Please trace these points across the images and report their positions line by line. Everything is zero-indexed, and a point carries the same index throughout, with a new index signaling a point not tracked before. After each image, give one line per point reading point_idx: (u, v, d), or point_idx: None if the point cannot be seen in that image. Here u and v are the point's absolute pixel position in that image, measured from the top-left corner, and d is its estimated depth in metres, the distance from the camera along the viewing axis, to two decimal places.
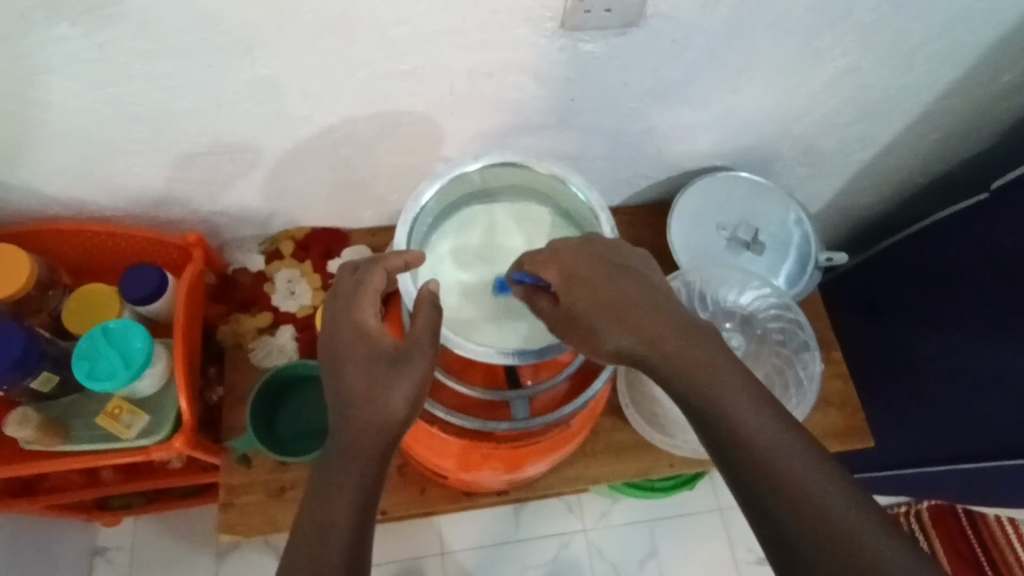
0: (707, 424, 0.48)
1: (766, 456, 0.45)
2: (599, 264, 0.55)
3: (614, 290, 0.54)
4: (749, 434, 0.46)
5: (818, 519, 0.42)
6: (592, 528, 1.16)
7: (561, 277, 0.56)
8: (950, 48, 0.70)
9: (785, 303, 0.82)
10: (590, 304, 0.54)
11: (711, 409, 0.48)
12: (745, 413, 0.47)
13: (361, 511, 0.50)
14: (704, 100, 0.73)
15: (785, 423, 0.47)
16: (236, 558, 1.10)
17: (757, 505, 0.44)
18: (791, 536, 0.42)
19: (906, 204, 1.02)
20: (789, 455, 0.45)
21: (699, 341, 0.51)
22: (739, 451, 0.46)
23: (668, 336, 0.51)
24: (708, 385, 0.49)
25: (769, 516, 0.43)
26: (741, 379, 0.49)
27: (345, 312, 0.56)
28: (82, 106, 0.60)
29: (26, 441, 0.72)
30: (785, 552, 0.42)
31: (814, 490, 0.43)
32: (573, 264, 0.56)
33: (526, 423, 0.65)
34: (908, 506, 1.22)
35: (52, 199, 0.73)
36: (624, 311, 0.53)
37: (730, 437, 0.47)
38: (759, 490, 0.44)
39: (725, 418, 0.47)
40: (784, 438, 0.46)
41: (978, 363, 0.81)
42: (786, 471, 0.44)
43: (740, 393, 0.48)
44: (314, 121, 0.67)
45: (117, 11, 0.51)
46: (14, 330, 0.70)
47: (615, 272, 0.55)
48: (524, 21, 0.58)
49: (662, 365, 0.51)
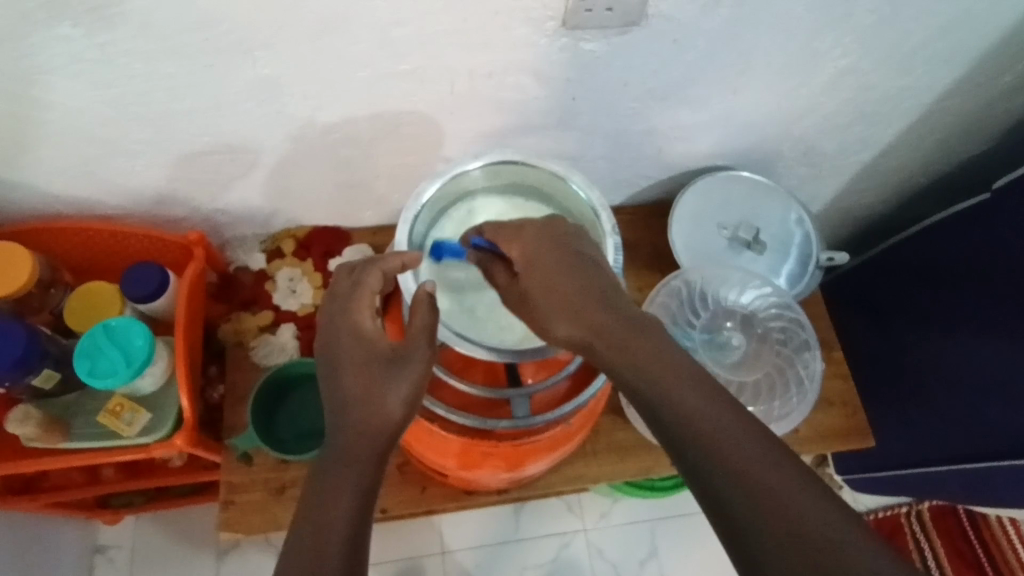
0: (664, 423, 0.48)
1: (722, 452, 0.44)
2: (557, 252, 0.56)
3: (568, 278, 0.54)
4: (703, 430, 0.46)
5: (775, 513, 0.41)
6: (592, 528, 1.16)
7: (521, 259, 0.56)
8: (950, 49, 0.70)
9: (787, 302, 0.82)
10: (541, 291, 0.54)
11: (667, 407, 0.48)
12: (699, 411, 0.46)
13: (359, 513, 0.49)
14: (705, 101, 0.73)
15: (739, 417, 0.46)
16: (236, 557, 1.10)
17: (715, 503, 0.44)
18: (748, 532, 0.42)
19: (907, 205, 1.02)
20: (744, 449, 0.44)
21: (652, 337, 0.51)
22: (697, 451, 0.45)
23: (621, 333, 0.52)
24: (663, 384, 0.48)
25: (728, 513, 0.43)
26: (694, 376, 0.49)
27: (341, 314, 0.56)
28: (85, 105, 0.61)
29: (28, 439, 0.73)
30: (744, 549, 0.42)
31: (770, 483, 0.42)
32: (534, 247, 0.56)
33: (526, 422, 0.64)
34: (910, 506, 1.22)
35: (54, 198, 0.73)
36: (577, 301, 0.53)
37: (687, 437, 0.46)
38: (716, 486, 0.44)
39: (681, 415, 0.47)
40: (741, 435, 0.45)
41: (978, 363, 0.81)
42: (741, 464, 0.43)
43: (693, 390, 0.48)
44: (315, 121, 0.68)
45: (119, 11, 0.51)
46: (16, 329, 0.70)
47: (572, 260, 0.55)
48: (524, 21, 0.58)
49: (619, 366, 0.51)
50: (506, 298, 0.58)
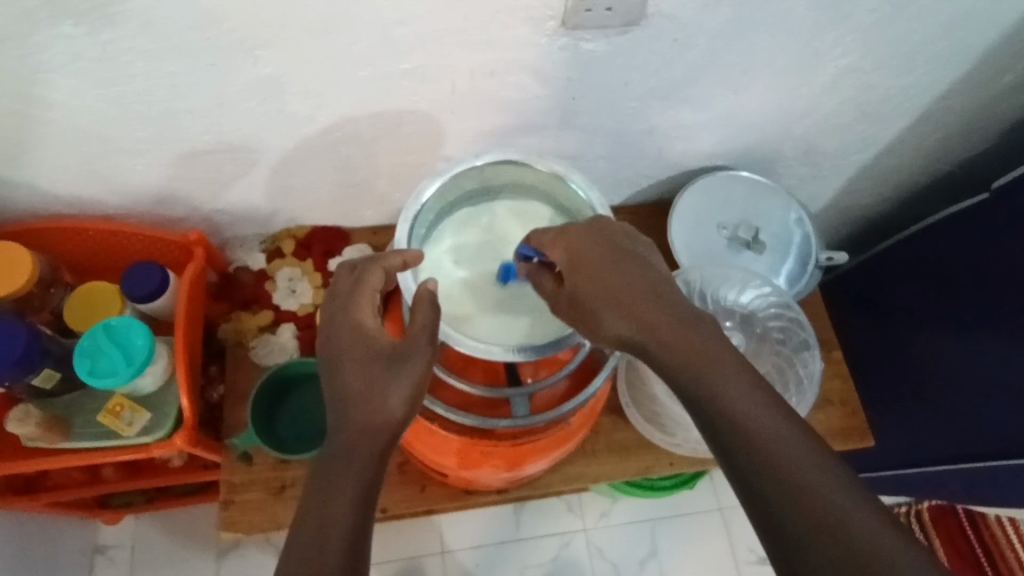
0: (704, 412, 0.48)
1: (762, 444, 0.45)
2: (601, 248, 0.56)
3: (616, 275, 0.54)
4: (744, 421, 0.46)
5: (812, 507, 0.42)
6: (592, 528, 1.16)
7: (566, 258, 0.56)
8: (951, 48, 0.70)
9: (786, 302, 0.82)
10: (590, 288, 0.54)
11: (709, 396, 0.48)
12: (742, 401, 0.47)
13: (361, 510, 0.49)
14: (705, 100, 0.73)
15: (782, 412, 0.46)
16: (236, 557, 1.10)
17: (752, 492, 0.44)
18: (781, 518, 0.42)
19: (907, 204, 1.02)
20: (778, 438, 0.45)
21: (699, 330, 0.51)
22: (733, 437, 0.46)
23: (667, 325, 0.52)
24: (705, 374, 0.49)
25: (764, 503, 0.43)
26: (738, 368, 0.49)
27: (343, 311, 0.56)
28: (85, 104, 0.61)
29: (28, 438, 0.73)
30: (779, 539, 0.42)
31: (808, 477, 0.43)
32: (579, 245, 0.56)
33: (526, 421, 0.64)
34: (909, 506, 1.22)
35: (55, 197, 0.73)
36: (625, 296, 0.53)
37: (724, 422, 0.46)
38: (753, 476, 0.44)
39: (722, 405, 0.47)
40: (778, 426, 0.45)
41: (979, 362, 0.81)
42: (781, 458, 0.44)
43: (737, 381, 0.48)
44: (316, 120, 0.68)
45: (120, 10, 0.51)
46: (17, 328, 0.70)
47: (618, 258, 0.55)
48: (526, 20, 0.58)
49: (661, 355, 0.51)
50: (556, 305, 0.58)
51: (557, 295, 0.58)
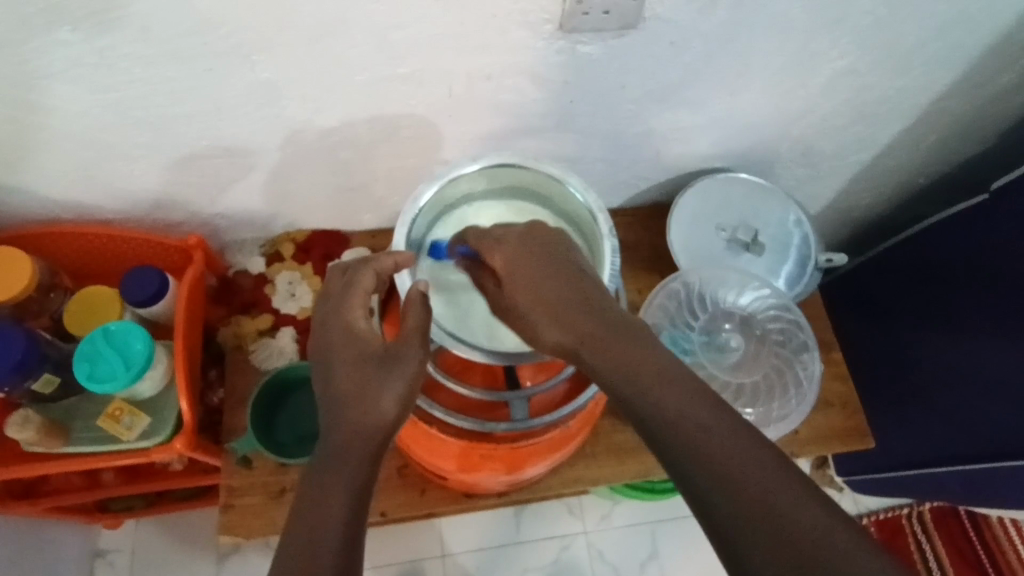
0: (648, 423, 0.48)
1: (708, 454, 0.44)
2: (537, 258, 0.58)
3: (548, 281, 0.57)
4: (688, 432, 0.45)
5: (756, 509, 0.41)
6: (593, 531, 1.16)
7: (502, 268, 0.59)
8: (948, 50, 0.70)
9: (785, 304, 0.82)
10: (522, 298, 0.57)
11: (652, 411, 0.48)
12: (685, 413, 0.46)
13: (355, 510, 0.49)
14: (703, 102, 0.73)
15: (726, 418, 0.46)
16: (237, 560, 1.10)
17: (702, 503, 0.43)
18: (727, 522, 0.42)
19: (906, 205, 1.02)
20: (720, 441, 0.44)
21: (639, 342, 0.52)
22: (677, 445, 0.46)
23: (604, 336, 0.53)
24: (648, 389, 0.48)
25: (716, 515, 0.42)
26: (680, 378, 0.49)
27: (336, 313, 0.57)
28: (84, 110, 0.61)
29: (27, 444, 0.72)
30: (726, 543, 0.41)
31: (749, 478, 0.42)
32: (512, 256, 0.59)
33: (525, 424, 0.65)
34: (910, 507, 1.21)
35: (53, 203, 0.73)
36: (558, 306, 0.55)
37: (667, 433, 0.46)
38: (703, 487, 0.43)
39: (665, 419, 0.47)
40: (720, 428, 0.45)
41: (979, 363, 0.81)
42: (727, 465, 0.43)
43: (679, 393, 0.48)
44: (314, 124, 0.68)
45: (119, 16, 0.51)
46: (16, 334, 0.70)
47: (550, 266, 0.57)
48: (522, 24, 0.58)
49: (603, 368, 0.52)
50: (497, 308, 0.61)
51: (498, 299, 0.61)
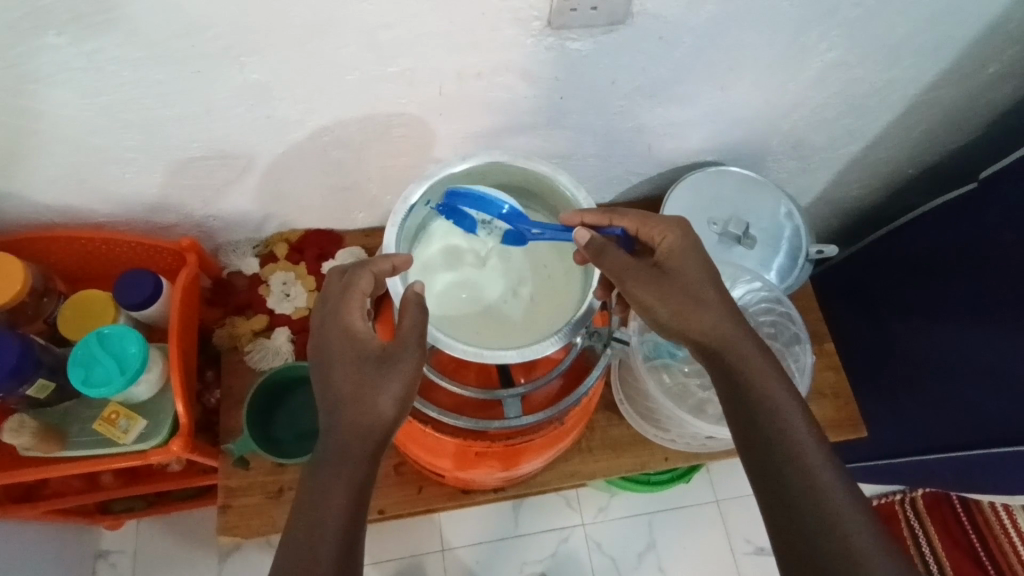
0: (743, 398, 0.55)
1: (791, 442, 0.52)
2: (704, 258, 0.59)
3: (708, 278, 0.58)
4: (791, 438, 0.53)
5: (822, 503, 0.50)
6: (591, 523, 1.17)
7: (671, 247, 0.59)
8: (936, 41, 0.70)
9: (777, 297, 0.83)
10: (687, 279, 0.58)
11: (763, 406, 0.54)
12: (800, 434, 0.53)
13: (352, 512, 0.51)
14: (693, 97, 0.73)
15: (834, 461, 0.52)
16: (238, 558, 1.11)
17: (787, 519, 0.50)
18: (795, 504, 0.50)
19: (897, 196, 1.03)
20: (802, 439, 0.53)
21: (774, 365, 0.56)
22: (767, 427, 0.53)
23: (744, 347, 0.56)
24: (756, 378, 0.55)
25: (785, 495, 0.51)
26: (804, 411, 0.54)
27: (333, 315, 0.56)
28: (75, 113, 0.61)
29: (24, 449, 0.72)
30: (788, 519, 0.50)
31: (822, 477, 0.51)
32: (685, 240, 0.59)
33: (519, 422, 0.65)
34: (904, 494, 1.23)
35: (46, 207, 0.73)
36: (713, 299, 0.57)
37: (761, 414, 0.54)
38: (781, 470, 0.52)
39: (764, 402, 0.54)
40: (804, 427, 0.53)
41: (970, 352, 0.82)
42: (806, 460, 0.52)
43: (802, 422, 0.54)
44: (305, 125, 0.68)
45: (105, 19, 0.51)
46: (11, 340, 0.70)
47: (707, 268, 0.59)
48: (511, 21, 0.58)
49: (733, 373, 0.56)
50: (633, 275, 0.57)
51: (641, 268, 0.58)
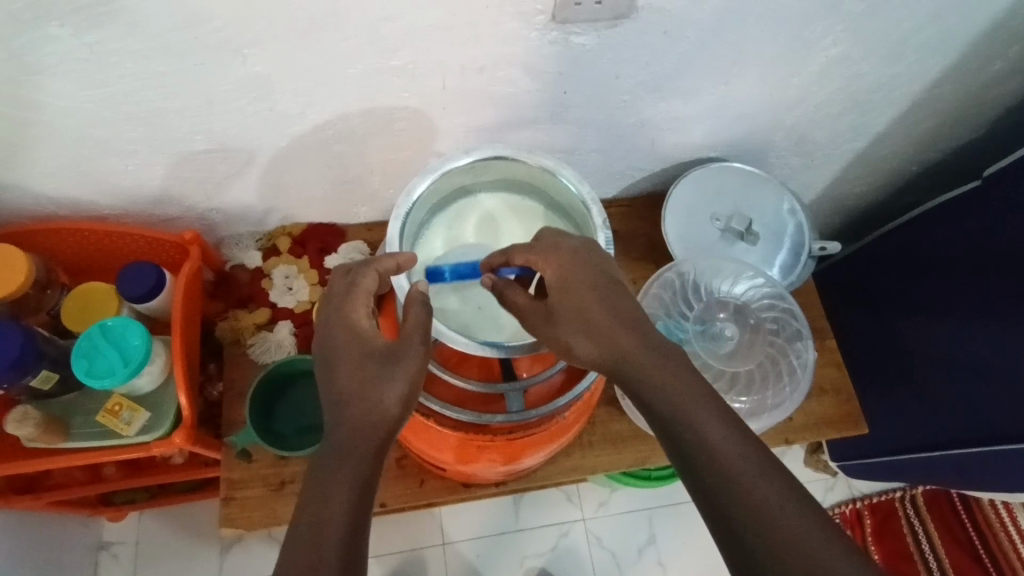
0: (658, 413, 0.50)
1: (716, 451, 0.47)
2: (593, 278, 0.55)
3: (601, 304, 0.54)
4: (712, 447, 0.47)
5: (760, 517, 0.44)
6: (591, 517, 1.17)
7: (555, 278, 0.55)
8: (941, 37, 0.70)
9: (780, 293, 0.83)
10: (571, 312, 0.54)
11: (677, 418, 0.49)
12: (721, 441, 0.48)
13: (356, 508, 0.50)
14: (697, 91, 0.73)
15: (765, 457, 0.47)
16: (239, 550, 1.11)
17: (732, 540, 0.45)
18: (737, 522, 0.45)
19: (900, 192, 1.02)
20: (726, 444, 0.47)
21: (684, 368, 0.52)
22: (689, 442, 0.48)
23: (647, 355, 0.52)
24: (667, 389, 0.50)
25: (723, 513, 0.45)
26: (723, 409, 0.49)
27: (339, 313, 0.56)
28: (77, 105, 0.61)
29: (27, 439, 0.72)
30: (734, 541, 0.44)
31: (756, 484, 0.45)
32: (569, 266, 0.56)
33: (521, 415, 0.66)
34: (903, 492, 1.24)
35: (49, 199, 0.73)
36: (606, 325, 0.53)
37: (680, 427, 0.49)
38: (712, 485, 0.46)
39: (682, 415, 0.49)
40: (728, 430, 0.48)
41: (973, 349, 0.82)
42: (737, 468, 0.46)
43: (722, 425, 0.48)
44: (307, 118, 0.68)
45: (106, 10, 0.51)
46: (13, 330, 0.70)
47: (601, 290, 0.55)
48: (514, 15, 0.58)
49: (641, 390, 0.51)
50: (527, 318, 0.57)
51: (531, 309, 0.57)
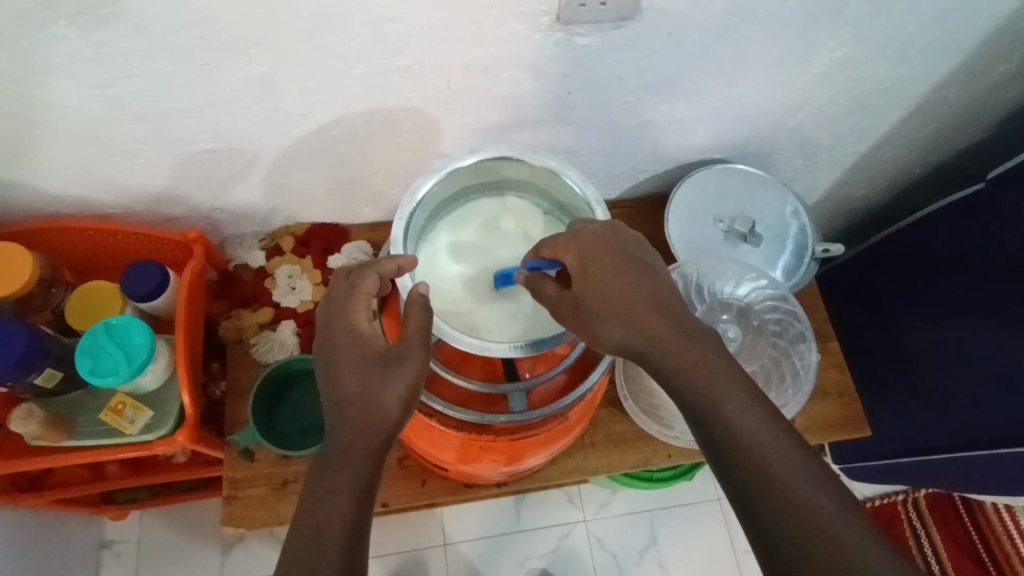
0: (689, 402, 0.50)
1: (747, 442, 0.47)
2: (615, 261, 0.55)
3: (624, 285, 0.54)
4: (742, 437, 0.48)
5: (791, 510, 0.45)
6: (592, 519, 1.17)
7: (577, 262, 0.56)
8: (945, 40, 0.70)
9: (783, 294, 0.83)
10: (595, 295, 0.54)
11: (708, 406, 0.49)
12: (752, 431, 0.48)
13: (357, 509, 0.50)
14: (700, 93, 0.73)
15: (796, 448, 0.47)
16: (241, 550, 1.11)
17: (761, 531, 0.45)
18: (767, 514, 0.45)
19: (903, 195, 1.02)
20: (758, 436, 0.48)
21: (714, 353, 0.52)
22: (719, 432, 0.48)
23: (676, 341, 0.52)
24: (698, 377, 0.50)
25: (753, 505, 0.46)
26: (754, 398, 0.50)
27: (340, 316, 0.56)
28: (83, 105, 0.61)
29: (31, 437, 0.73)
30: (763, 534, 0.45)
31: (787, 476, 0.46)
32: (591, 248, 0.56)
33: (525, 416, 0.66)
34: (907, 494, 1.22)
35: (53, 198, 0.74)
36: (630, 307, 0.53)
37: (710, 416, 0.49)
38: (742, 476, 0.47)
39: (714, 406, 0.49)
40: (760, 421, 0.48)
41: (977, 352, 0.82)
42: (768, 460, 0.47)
43: (754, 414, 0.49)
44: (311, 118, 0.68)
45: (113, 11, 0.51)
46: (18, 329, 0.70)
47: (625, 271, 0.55)
48: (518, 16, 0.58)
49: (671, 376, 0.51)
50: (556, 310, 0.56)
51: (559, 298, 0.56)
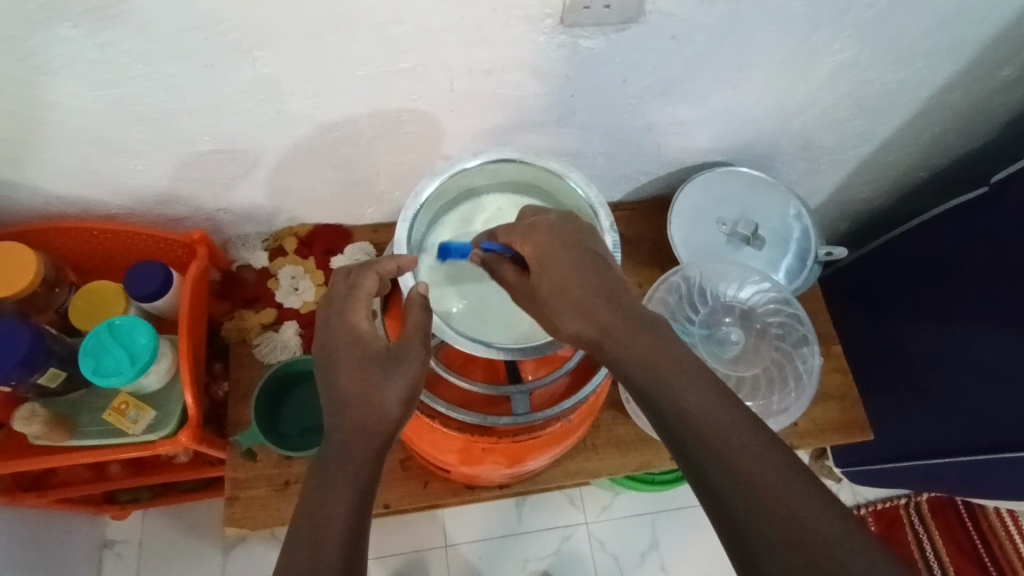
0: (653, 400, 0.50)
1: (711, 436, 0.46)
2: (569, 254, 0.55)
3: (578, 278, 0.54)
4: (707, 429, 0.46)
5: (760, 500, 0.43)
6: (594, 521, 1.17)
7: (532, 257, 0.56)
8: (949, 43, 0.70)
9: (785, 297, 0.82)
10: (550, 289, 0.54)
11: (670, 402, 0.48)
12: (716, 424, 0.47)
13: (357, 508, 0.50)
14: (703, 96, 0.73)
15: (762, 438, 0.46)
16: (242, 550, 1.12)
17: (730, 526, 0.43)
18: (736, 506, 0.43)
19: (906, 198, 1.02)
20: (723, 427, 0.46)
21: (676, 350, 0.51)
22: (683, 428, 0.47)
23: (633, 335, 0.52)
24: (659, 373, 0.50)
25: (722, 499, 0.44)
26: (718, 392, 0.49)
27: (340, 315, 0.56)
28: (88, 105, 0.61)
29: (34, 437, 0.72)
30: (733, 528, 0.43)
31: (753, 466, 0.44)
32: (546, 243, 0.56)
33: (526, 418, 0.66)
34: (908, 498, 1.21)
35: (57, 198, 0.74)
36: (586, 301, 0.53)
37: (673, 413, 0.48)
38: (709, 469, 0.45)
39: (677, 401, 0.48)
40: (724, 414, 0.47)
41: (979, 356, 0.81)
42: (734, 451, 0.45)
43: (718, 408, 0.48)
44: (315, 120, 0.68)
45: (118, 11, 0.51)
46: (22, 328, 0.71)
47: (577, 264, 0.55)
48: (522, 19, 0.58)
49: (633, 374, 0.51)
50: (518, 296, 0.58)
51: (519, 286, 0.58)
